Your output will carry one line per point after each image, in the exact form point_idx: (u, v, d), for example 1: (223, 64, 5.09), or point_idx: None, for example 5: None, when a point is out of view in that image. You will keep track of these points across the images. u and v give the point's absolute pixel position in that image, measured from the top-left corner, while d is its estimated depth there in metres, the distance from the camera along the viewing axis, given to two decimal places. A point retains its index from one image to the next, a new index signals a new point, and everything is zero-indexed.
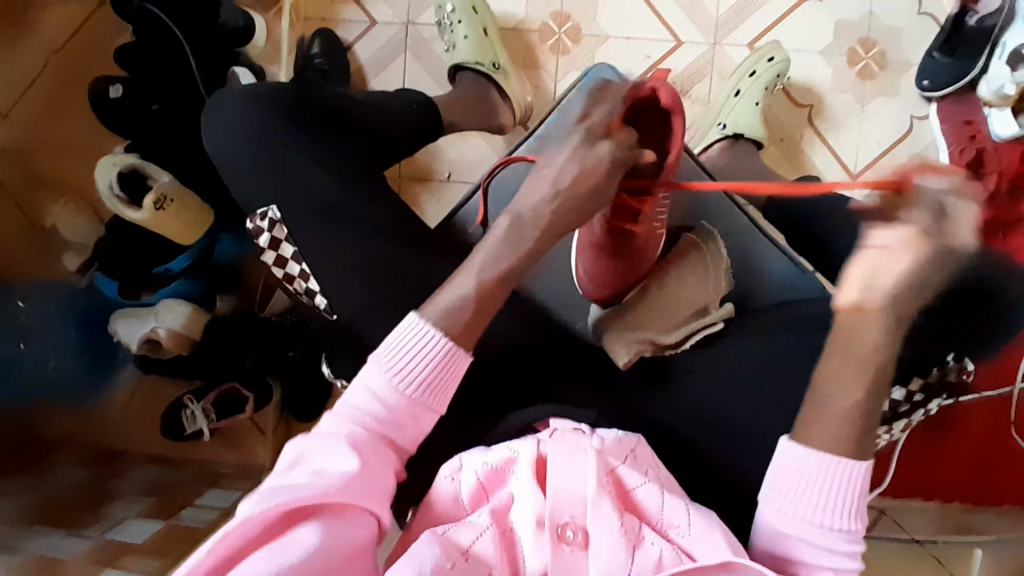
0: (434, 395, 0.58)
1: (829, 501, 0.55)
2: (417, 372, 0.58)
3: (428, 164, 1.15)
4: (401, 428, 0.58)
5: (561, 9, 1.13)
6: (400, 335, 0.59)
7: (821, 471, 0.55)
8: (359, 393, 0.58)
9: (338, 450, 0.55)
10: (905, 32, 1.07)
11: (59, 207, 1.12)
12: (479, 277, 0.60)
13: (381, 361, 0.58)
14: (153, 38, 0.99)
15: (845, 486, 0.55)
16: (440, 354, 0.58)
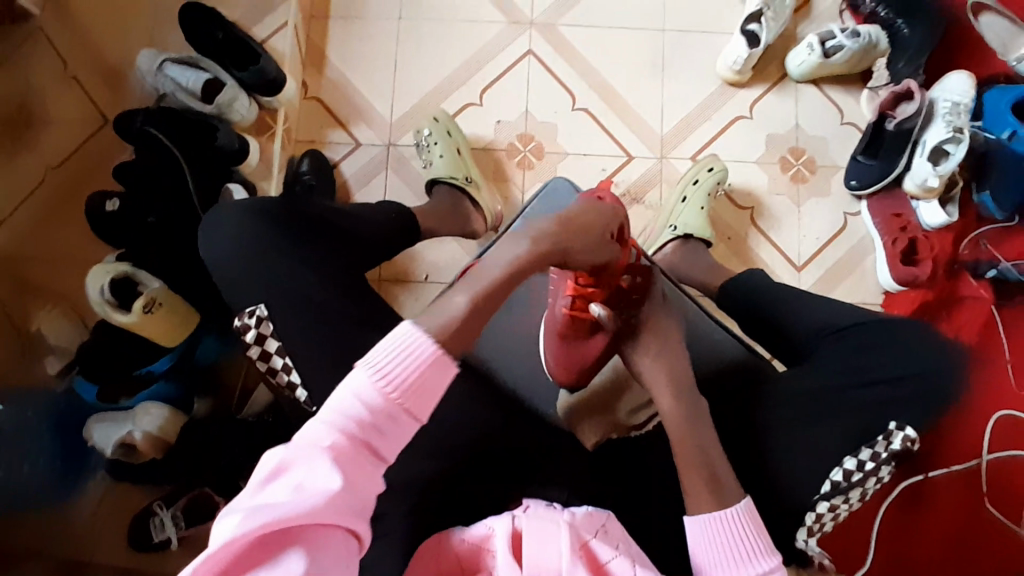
0: (417, 401, 0.59)
1: (734, 548, 0.66)
2: (406, 378, 0.59)
3: (406, 267, 1.23)
4: (384, 434, 0.58)
5: (525, 132, 1.27)
6: (392, 341, 0.60)
7: (719, 527, 0.67)
8: (344, 398, 0.58)
9: (321, 463, 0.54)
10: (830, 140, 1.24)
11: (45, 314, 1.14)
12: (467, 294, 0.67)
13: (368, 367, 0.59)
14: (153, 156, 1.07)
15: (742, 531, 0.67)
16: (428, 361, 0.60)
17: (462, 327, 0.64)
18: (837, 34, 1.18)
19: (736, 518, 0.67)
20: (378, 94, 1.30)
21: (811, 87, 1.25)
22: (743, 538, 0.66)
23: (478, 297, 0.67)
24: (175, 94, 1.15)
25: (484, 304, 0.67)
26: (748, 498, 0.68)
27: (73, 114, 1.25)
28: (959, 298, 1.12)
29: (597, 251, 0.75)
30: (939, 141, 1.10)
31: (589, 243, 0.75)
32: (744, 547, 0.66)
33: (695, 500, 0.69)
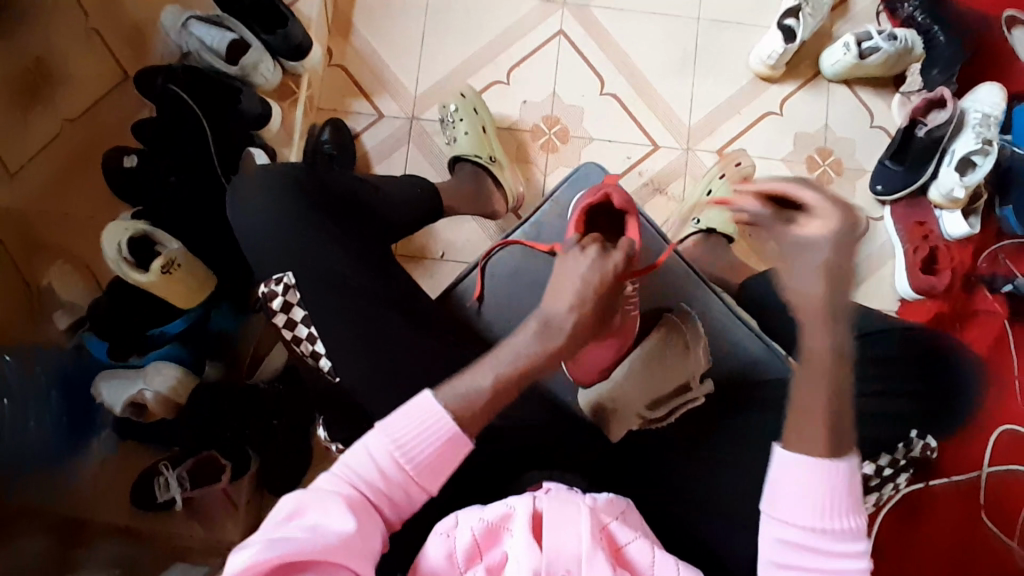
0: (431, 472, 0.61)
1: (826, 502, 0.60)
2: (419, 449, 0.60)
3: (424, 243, 1.22)
4: (394, 498, 0.61)
5: (551, 114, 1.25)
6: (411, 409, 0.61)
7: (817, 476, 0.60)
8: (359, 456, 0.61)
9: (334, 510, 0.57)
10: (858, 142, 1.23)
11: (55, 269, 1.12)
12: (490, 374, 0.63)
13: (386, 432, 0.61)
14: (174, 116, 1.05)
15: (841, 490, 0.60)
16: (444, 435, 0.61)
17: (485, 407, 0.63)
18: (874, 36, 1.16)
19: (839, 471, 0.60)
20: (403, 66, 1.28)
21: (843, 87, 1.24)
22: (835, 491, 0.60)
23: (500, 377, 0.63)
24: (200, 54, 1.11)
25: (507, 387, 0.64)
26: (856, 459, 0.61)
27: (93, 69, 1.23)
28: (973, 312, 1.12)
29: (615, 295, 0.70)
30: (967, 152, 1.08)
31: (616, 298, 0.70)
32: (836, 506, 0.60)
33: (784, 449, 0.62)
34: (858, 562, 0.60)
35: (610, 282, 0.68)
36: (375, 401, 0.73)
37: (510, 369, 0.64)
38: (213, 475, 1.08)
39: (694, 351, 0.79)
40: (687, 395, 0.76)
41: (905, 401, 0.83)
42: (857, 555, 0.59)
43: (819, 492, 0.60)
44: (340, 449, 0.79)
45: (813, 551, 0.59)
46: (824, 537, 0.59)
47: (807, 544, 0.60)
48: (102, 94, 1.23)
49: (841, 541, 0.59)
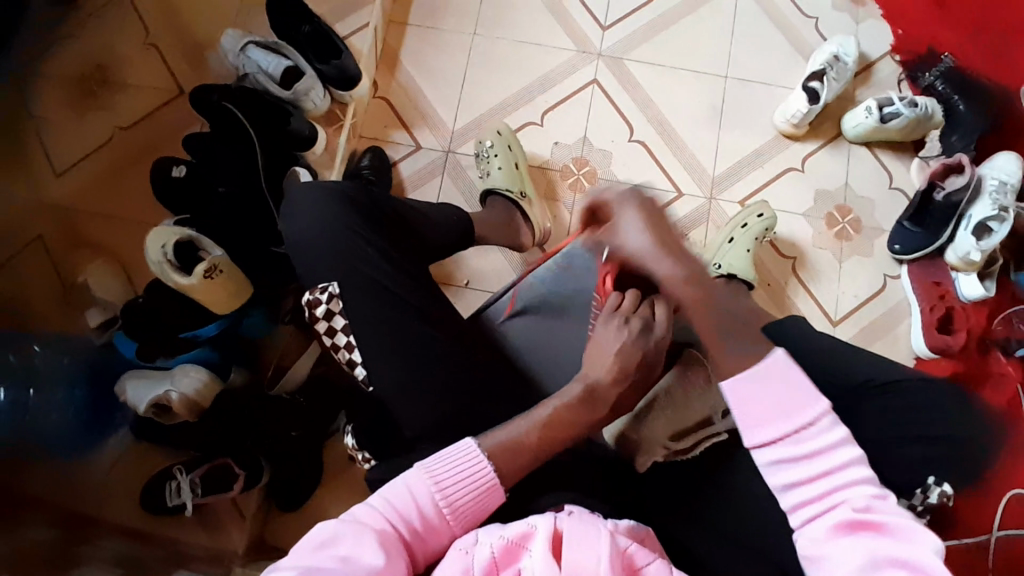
0: (464, 519, 0.66)
1: (780, 404, 0.60)
2: (456, 495, 0.65)
3: (451, 270, 1.26)
4: (423, 540, 0.64)
5: (581, 156, 1.31)
6: (454, 455, 0.67)
7: (756, 386, 0.61)
8: (398, 491, 0.65)
9: (367, 543, 0.60)
10: (877, 202, 1.27)
11: (93, 267, 1.16)
12: (530, 431, 0.70)
13: (429, 473, 0.66)
14: (228, 133, 1.11)
15: (788, 381, 0.61)
16: (483, 483, 0.66)
17: (521, 463, 0.68)
18: (895, 102, 1.22)
19: (774, 367, 0.61)
20: (444, 102, 1.34)
21: (863, 149, 1.29)
22: (784, 386, 0.61)
23: (540, 438, 0.69)
24: (257, 77, 1.18)
25: (542, 450, 0.69)
26: (780, 347, 0.63)
27: (152, 83, 1.28)
28: (988, 373, 1.14)
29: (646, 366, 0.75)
30: (984, 217, 1.12)
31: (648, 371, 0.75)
32: (795, 402, 0.60)
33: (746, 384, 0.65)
34: (848, 448, 0.59)
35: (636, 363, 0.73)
36: (407, 411, 0.76)
37: (545, 436, 0.70)
38: (224, 483, 1.08)
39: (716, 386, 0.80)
40: (709, 429, 0.79)
41: (920, 452, 0.84)
42: (840, 437, 0.58)
43: (773, 399, 0.60)
44: (366, 459, 0.81)
45: (801, 461, 0.58)
46: (801, 439, 0.59)
47: (795, 462, 0.59)
48: (158, 105, 1.28)
49: (821, 438, 0.58)
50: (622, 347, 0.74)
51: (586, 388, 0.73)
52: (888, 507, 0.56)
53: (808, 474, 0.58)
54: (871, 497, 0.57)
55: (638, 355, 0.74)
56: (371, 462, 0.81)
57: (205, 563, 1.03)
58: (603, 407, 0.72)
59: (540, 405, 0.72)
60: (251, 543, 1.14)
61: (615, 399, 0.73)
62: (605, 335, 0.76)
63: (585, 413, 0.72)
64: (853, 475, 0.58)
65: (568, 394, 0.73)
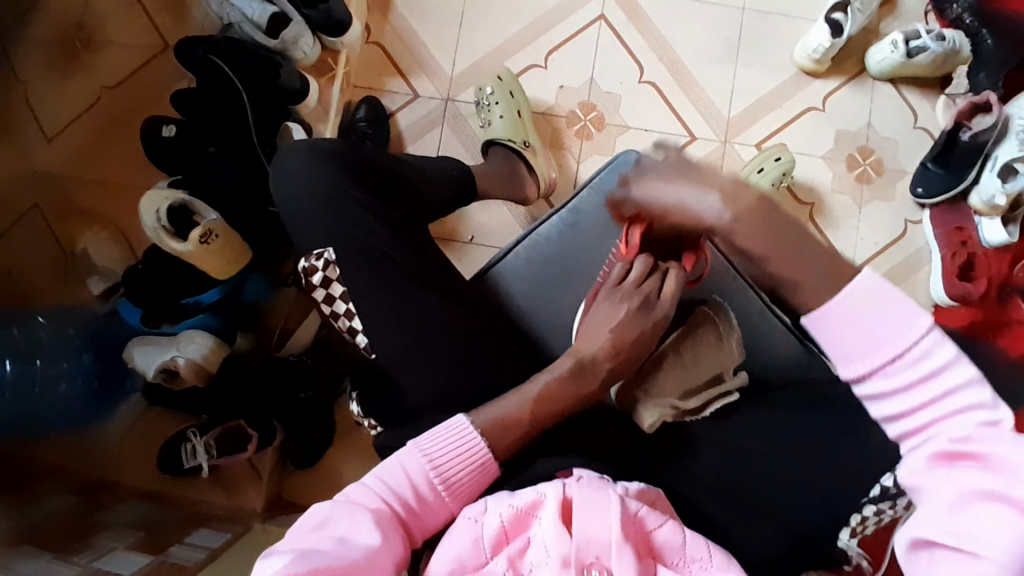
0: (458, 496, 0.65)
1: (873, 335, 0.58)
2: (451, 472, 0.65)
3: (455, 226, 1.22)
4: (420, 518, 0.64)
5: (587, 100, 1.24)
6: (446, 432, 0.67)
7: (843, 318, 0.59)
8: (392, 470, 0.64)
9: (363, 524, 0.59)
10: (900, 143, 1.21)
11: (92, 234, 1.17)
12: (525, 399, 0.70)
13: (421, 450, 0.65)
14: (214, 86, 1.06)
15: (889, 301, 0.58)
16: (477, 460, 0.66)
17: (516, 434, 0.68)
18: (923, 34, 1.13)
19: (860, 301, 0.59)
20: (441, 47, 1.27)
21: (887, 86, 1.21)
22: (872, 316, 0.58)
23: (535, 409, 0.70)
24: (242, 26, 1.12)
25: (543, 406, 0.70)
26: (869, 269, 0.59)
27: (134, 37, 1.23)
28: (1006, 322, 1.10)
29: (647, 339, 0.74)
30: (1011, 158, 1.05)
31: (647, 345, 0.74)
32: (890, 332, 0.57)
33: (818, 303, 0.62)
34: (957, 370, 0.56)
35: (632, 339, 0.73)
36: (409, 379, 0.75)
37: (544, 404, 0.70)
38: (238, 446, 1.09)
39: (727, 344, 0.77)
40: (720, 388, 0.76)
41: None
42: (944, 365, 0.56)
43: (855, 333, 0.59)
44: (371, 426, 0.79)
45: (895, 393, 0.57)
46: (895, 373, 0.57)
47: (892, 394, 0.58)
48: (134, 67, 1.22)
49: (926, 359, 0.56)
50: (621, 321, 0.74)
51: (577, 361, 0.72)
52: (997, 438, 0.52)
53: (901, 406, 0.57)
54: (977, 424, 0.54)
55: (635, 329, 0.74)
56: (377, 429, 0.79)
57: (226, 521, 1.05)
58: (593, 381, 0.72)
59: (541, 372, 0.73)
60: (268, 500, 1.16)
61: (605, 373, 0.73)
62: (606, 305, 0.75)
63: (574, 385, 0.72)
64: (956, 402, 0.55)
65: (560, 367, 0.73)
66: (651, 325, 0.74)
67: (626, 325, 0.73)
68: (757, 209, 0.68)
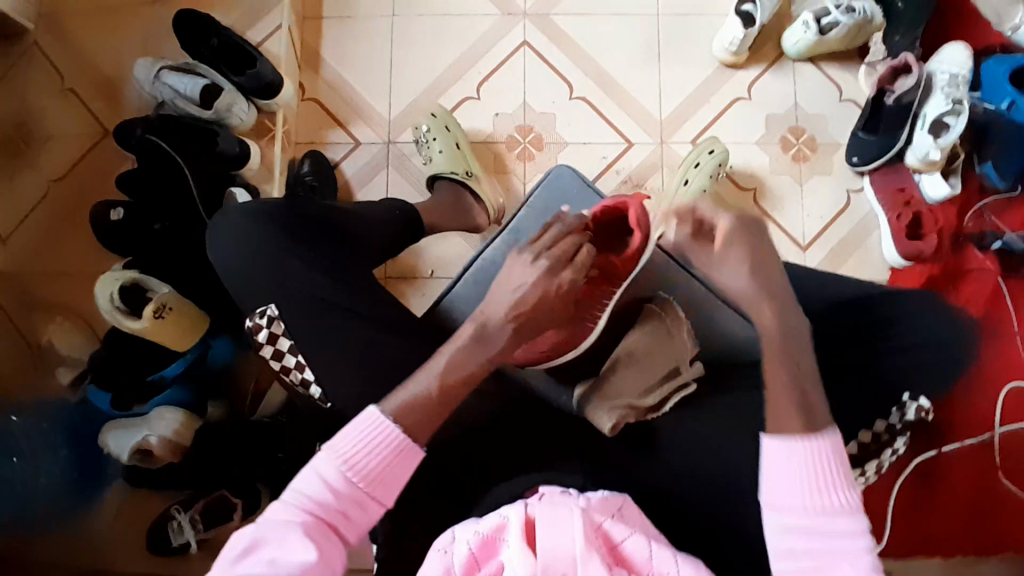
0: (380, 486, 0.64)
1: (823, 483, 0.60)
2: (364, 462, 0.64)
3: (412, 264, 1.23)
4: (347, 518, 0.63)
5: (524, 123, 1.27)
6: (353, 426, 0.65)
7: (801, 459, 0.60)
8: (308, 480, 0.64)
9: (292, 538, 0.60)
10: (830, 117, 1.24)
11: (54, 325, 1.15)
12: (443, 376, 0.69)
13: (330, 449, 0.64)
14: (156, 167, 1.09)
15: (838, 463, 0.60)
16: (388, 444, 0.65)
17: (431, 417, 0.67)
18: (833, 11, 1.17)
19: (822, 449, 0.60)
20: (375, 93, 1.30)
21: (809, 66, 1.25)
22: (824, 468, 0.60)
23: (445, 383, 0.68)
24: (175, 102, 1.15)
25: (471, 379, 0.70)
26: (837, 431, 0.62)
27: (75, 129, 1.25)
28: (965, 272, 1.11)
29: (560, 302, 0.74)
30: (939, 114, 1.09)
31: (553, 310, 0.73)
32: (834, 480, 0.60)
33: (779, 423, 0.62)
34: (862, 540, 0.59)
35: (540, 298, 0.72)
36: None
37: (457, 377, 0.69)
38: (224, 516, 1.08)
39: (678, 335, 0.79)
40: (678, 380, 0.76)
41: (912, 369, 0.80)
42: (860, 530, 0.59)
43: (805, 470, 0.60)
44: None
45: (815, 534, 0.59)
46: (823, 517, 0.59)
47: (807, 529, 0.59)
48: (76, 160, 1.24)
49: (844, 518, 0.59)
50: (533, 285, 0.72)
51: (479, 326, 0.71)
52: None
53: (814, 544, 0.58)
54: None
55: (546, 295, 0.72)
56: None
57: None
58: (494, 346, 0.71)
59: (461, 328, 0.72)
60: None
61: (508, 334, 0.71)
62: (521, 267, 0.74)
63: (478, 353, 0.70)
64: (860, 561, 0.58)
65: (463, 335, 0.71)
66: (569, 286, 0.73)
67: (550, 282, 0.72)
68: (780, 330, 0.66)
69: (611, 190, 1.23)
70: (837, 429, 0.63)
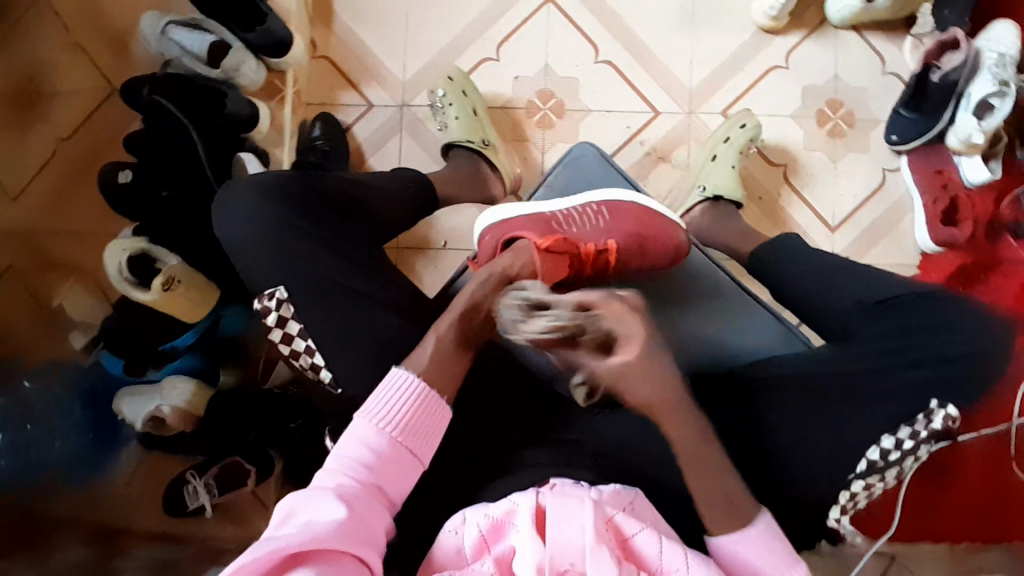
0: (416, 438, 0.67)
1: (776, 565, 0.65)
2: (397, 417, 0.67)
3: (426, 234, 1.20)
4: (387, 477, 0.65)
5: (545, 88, 1.21)
6: (384, 388, 0.68)
7: (747, 554, 0.66)
8: (350, 444, 0.66)
9: (327, 503, 0.60)
10: (871, 90, 1.16)
11: (67, 287, 1.16)
12: (439, 337, 0.72)
13: (365, 415, 0.67)
14: (160, 128, 1.04)
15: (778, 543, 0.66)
16: (415, 398, 0.69)
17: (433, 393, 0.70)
18: None
19: (764, 534, 0.66)
20: (389, 52, 1.24)
21: (852, 33, 1.17)
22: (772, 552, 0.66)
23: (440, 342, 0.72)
24: (182, 60, 1.10)
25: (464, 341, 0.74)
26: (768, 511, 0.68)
27: (82, 85, 1.21)
28: (997, 262, 1.07)
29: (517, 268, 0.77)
30: (985, 95, 1.01)
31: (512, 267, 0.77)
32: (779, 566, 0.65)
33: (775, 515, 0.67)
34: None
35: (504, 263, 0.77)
36: None
37: (450, 335, 0.73)
38: (238, 480, 1.08)
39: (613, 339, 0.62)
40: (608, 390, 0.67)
41: None
42: None
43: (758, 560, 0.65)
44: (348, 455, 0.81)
45: None
46: None
47: None
48: (84, 116, 1.21)
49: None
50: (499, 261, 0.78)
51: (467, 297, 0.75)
52: None
53: None
54: None
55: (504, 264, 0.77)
56: None
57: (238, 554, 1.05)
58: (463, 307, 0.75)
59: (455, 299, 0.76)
60: None
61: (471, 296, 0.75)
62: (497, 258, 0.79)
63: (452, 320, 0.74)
64: None
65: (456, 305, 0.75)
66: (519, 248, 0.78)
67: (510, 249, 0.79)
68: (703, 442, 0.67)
69: (635, 162, 1.18)
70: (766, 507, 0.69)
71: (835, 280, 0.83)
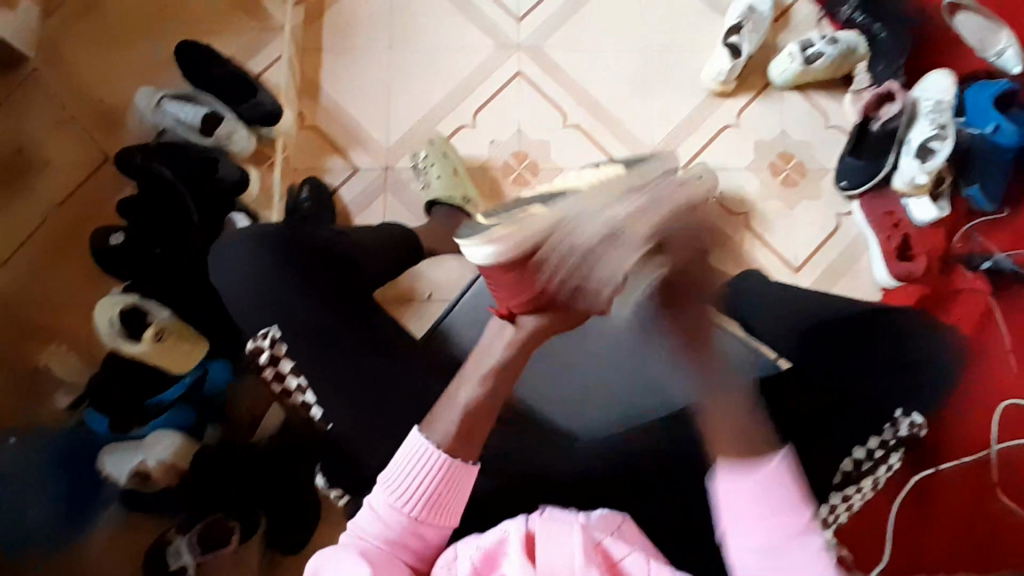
0: (437, 509, 0.64)
1: (779, 507, 0.58)
2: (416, 488, 0.64)
3: (410, 286, 1.24)
4: (407, 545, 0.65)
5: (519, 150, 1.30)
6: (404, 454, 0.66)
7: (748, 495, 0.59)
8: (364, 515, 0.65)
9: (349, 562, 0.61)
10: (817, 143, 1.28)
11: (51, 350, 1.16)
12: (478, 386, 0.69)
13: (383, 484, 0.66)
14: (155, 191, 1.09)
15: (784, 487, 0.58)
16: (439, 467, 0.65)
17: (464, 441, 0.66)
18: (817, 42, 1.22)
19: (774, 472, 0.58)
20: (374, 121, 1.33)
21: (796, 94, 1.29)
22: (781, 493, 0.58)
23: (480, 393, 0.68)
24: (176, 130, 1.18)
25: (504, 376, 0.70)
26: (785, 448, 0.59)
27: (72, 158, 1.26)
28: (953, 292, 1.15)
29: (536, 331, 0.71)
30: (923, 139, 1.10)
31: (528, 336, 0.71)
32: (785, 503, 0.58)
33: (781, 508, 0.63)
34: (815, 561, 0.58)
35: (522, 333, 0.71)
36: (364, 443, 0.76)
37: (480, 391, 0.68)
38: (218, 541, 1.03)
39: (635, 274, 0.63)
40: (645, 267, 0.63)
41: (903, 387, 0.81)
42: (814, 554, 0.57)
43: (757, 501, 0.58)
44: (339, 496, 0.82)
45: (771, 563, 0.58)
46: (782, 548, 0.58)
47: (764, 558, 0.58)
48: (75, 188, 1.25)
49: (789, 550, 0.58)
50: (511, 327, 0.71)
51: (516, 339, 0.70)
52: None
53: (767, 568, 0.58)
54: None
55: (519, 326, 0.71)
56: (344, 498, 0.81)
57: None
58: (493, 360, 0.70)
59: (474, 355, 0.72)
60: None
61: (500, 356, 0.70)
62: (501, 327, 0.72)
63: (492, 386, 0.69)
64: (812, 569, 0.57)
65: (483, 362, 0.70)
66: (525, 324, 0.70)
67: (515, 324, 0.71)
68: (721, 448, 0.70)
69: None
70: (788, 444, 0.61)
71: (799, 306, 0.88)
